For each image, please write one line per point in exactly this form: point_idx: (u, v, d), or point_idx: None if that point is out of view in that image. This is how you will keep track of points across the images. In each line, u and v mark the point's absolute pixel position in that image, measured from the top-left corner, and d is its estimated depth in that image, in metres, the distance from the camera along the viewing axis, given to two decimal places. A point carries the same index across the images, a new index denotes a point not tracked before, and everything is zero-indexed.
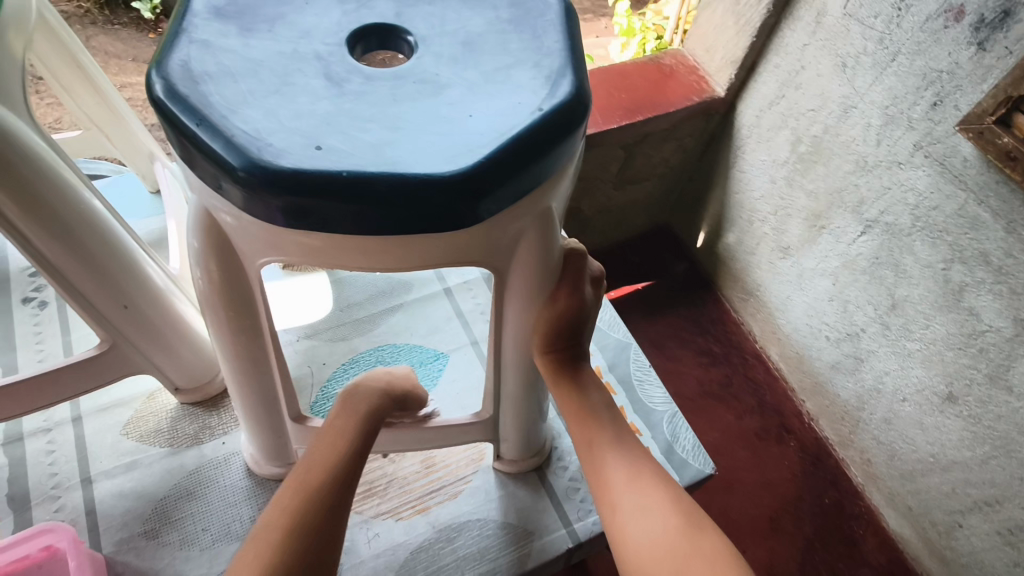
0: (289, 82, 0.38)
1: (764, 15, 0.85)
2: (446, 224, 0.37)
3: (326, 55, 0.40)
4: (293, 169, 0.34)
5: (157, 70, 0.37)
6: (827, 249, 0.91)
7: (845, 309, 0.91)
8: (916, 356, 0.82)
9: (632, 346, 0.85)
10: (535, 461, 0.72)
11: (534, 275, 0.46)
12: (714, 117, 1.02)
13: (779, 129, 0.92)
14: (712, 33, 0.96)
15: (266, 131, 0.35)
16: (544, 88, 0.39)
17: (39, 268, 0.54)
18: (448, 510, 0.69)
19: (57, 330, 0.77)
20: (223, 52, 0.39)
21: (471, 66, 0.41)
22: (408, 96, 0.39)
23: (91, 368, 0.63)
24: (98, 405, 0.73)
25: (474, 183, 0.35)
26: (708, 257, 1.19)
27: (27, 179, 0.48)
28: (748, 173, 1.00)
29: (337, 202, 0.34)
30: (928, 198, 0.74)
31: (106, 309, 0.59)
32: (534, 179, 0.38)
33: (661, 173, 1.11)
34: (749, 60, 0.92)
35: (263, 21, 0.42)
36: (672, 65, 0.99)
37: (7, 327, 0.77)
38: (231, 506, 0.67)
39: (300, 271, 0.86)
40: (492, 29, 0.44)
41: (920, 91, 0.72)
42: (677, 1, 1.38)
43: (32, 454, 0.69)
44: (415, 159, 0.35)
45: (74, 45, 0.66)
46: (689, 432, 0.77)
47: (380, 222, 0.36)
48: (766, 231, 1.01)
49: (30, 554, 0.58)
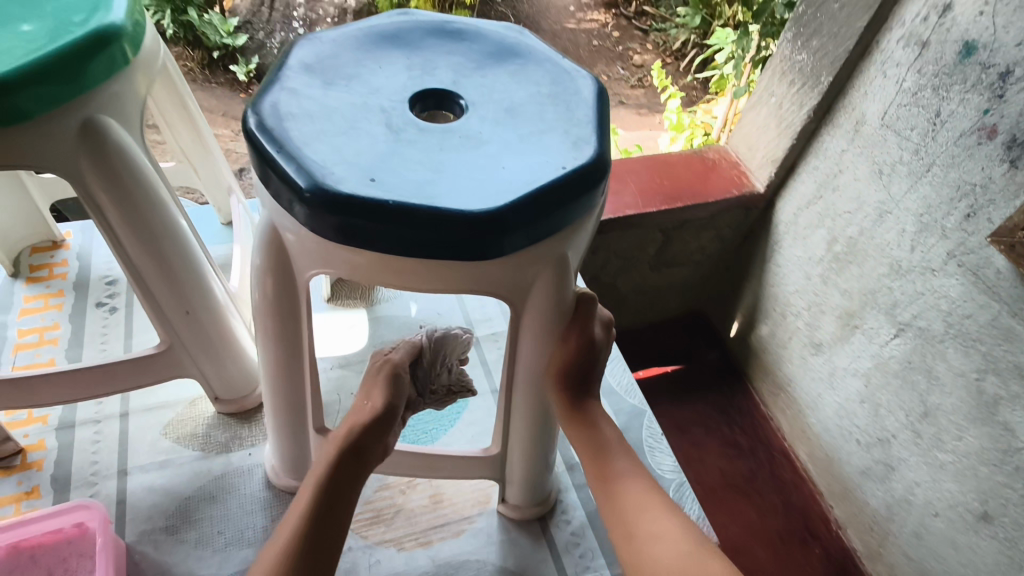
0: (357, 127, 0.46)
1: (804, 120, 0.88)
2: (472, 255, 0.43)
3: (389, 109, 0.48)
4: (348, 194, 0.41)
5: (253, 108, 0.46)
6: (858, 349, 0.86)
7: (876, 412, 0.85)
8: (948, 470, 0.76)
9: (646, 414, 0.86)
10: (538, 509, 0.74)
11: (548, 314, 0.51)
12: (753, 211, 1.03)
13: (815, 228, 0.91)
14: (755, 133, 1.00)
15: (331, 162, 0.43)
16: (569, 151, 0.46)
17: (124, 268, 0.62)
18: (449, 547, 0.71)
19: (121, 333, 0.86)
20: (307, 98, 0.48)
21: (510, 129, 0.48)
22: (452, 147, 0.46)
23: (147, 366, 0.70)
24: (147, 404, 0.80)
25: (498, 222, 0.41)
26: (740, 348, 1.16)
27: (130, 192, 0.57)
28: (783, 268, 0.99)
29: (379, 224, 0.41)
30: (962, 306, 0.71)
31: (170, 313, 0.67)
32: (552, 226, 0.44)
33: (698, 260, 1.13)
34: (788, 160, 0.94)
35: (343, 78, 0.51)
36: (714, 159, 1.04)
37: (79, 325, 0.86)
38: (248, 514, 0.71)
39: (343, 306, 0.93)
40: (533, 101, 0.51)
41: (953, 202, 0.70)
42: (725, 103, 1.49)
43: (79, 442, 0.75)
44: (451, 196, 0.41)
45: (185, 92, 0.76)
46: (695, 504, 0.77)
47: (415, 246, 0.42)
48: (799, 325, 0.98)
49: (65, 527, 0.64)
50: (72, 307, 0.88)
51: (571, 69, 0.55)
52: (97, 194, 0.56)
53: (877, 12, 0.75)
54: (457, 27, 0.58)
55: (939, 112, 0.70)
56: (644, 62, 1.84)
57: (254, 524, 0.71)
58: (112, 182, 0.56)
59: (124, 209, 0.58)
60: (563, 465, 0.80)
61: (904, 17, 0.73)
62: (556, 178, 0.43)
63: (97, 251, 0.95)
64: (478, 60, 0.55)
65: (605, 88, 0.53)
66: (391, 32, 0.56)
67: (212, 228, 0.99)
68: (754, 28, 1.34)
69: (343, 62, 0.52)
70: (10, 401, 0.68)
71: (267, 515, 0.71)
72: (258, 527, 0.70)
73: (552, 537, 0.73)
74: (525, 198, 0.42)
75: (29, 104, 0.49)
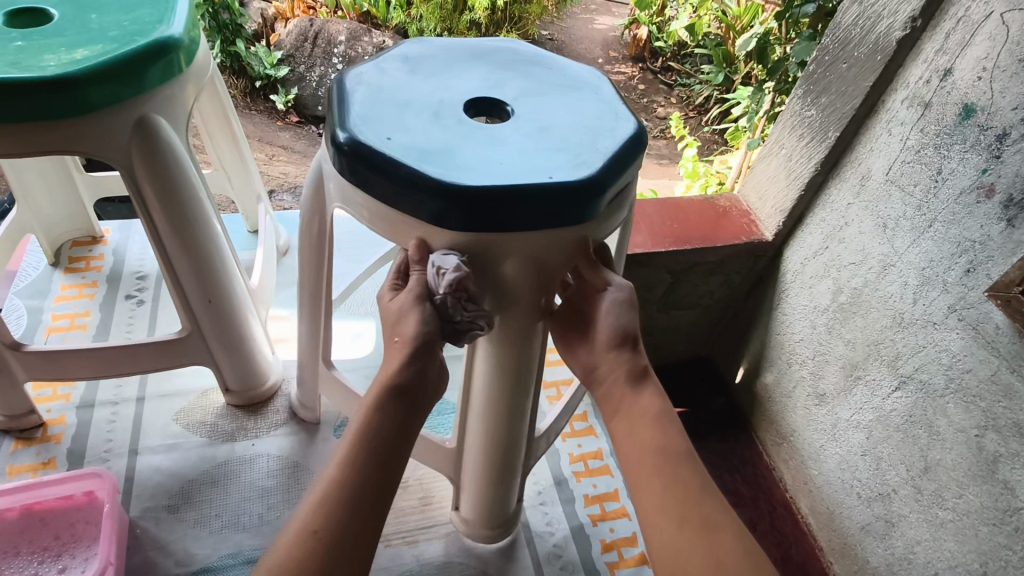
0: (412, 108, 0.57)
1: (812, 172, 0.91)
2: (439, 216, 0.50)
3: (444, 106, 0.58)
4: (361, 138, 0.51)
5: (345, 73, 0.60)
6: (862, 401, 0.88)
7: (878, 466, 0.86)
8: (948, 528, 0.75)
9: None
10: (488, 531, 0.74)
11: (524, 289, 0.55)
12: (762, 259, 1.06)
13: (822, 278, 0.94)
14: (767, 184, 1.03)
15: (366, 119, 0.54)
16: (567, 169, 0.52)
17: (158, 256, 0.68)
18: (433, 548, 0.74)
19: (145, 324, 0.91)
20: (392, 79, 0.61)
21: (533, 138, 0.55)
22: (474, 139, 0.54)
23: (168, 350, 0.75)
24: (162, 390, 0.85)
25: (464, 194, 0.49)
26: (745, 394, 1.17)
27: (174, 186, 0.63)
28: (790, 318, 1.01)
29: (375, 171, 0.51)
30: (961, 360, 0.71)
31: (195, 302, 0.72)
32: (520, 219, 0.50)
33: (706, 304, 1.16)
34: (797, 211, 0.97)
35: (429, 76, 0.62)
36: (725, 206, 1.08)
37: (108, 313, 0.92)
38: (245, 500, 0.76)
39: (353, 315, 0.99)
40: (570, 124, 0.58)
41: (954, 257, 0.71)
42: (740, 154, 1.54)
43: (96, 420, 0.80)
44: (440, 165, 0.50)
45: (228, 104, 0.83)
46: None
47: (397, 194, 0.51)
48: (805, 374, 0.99)
49: (76, 495, 0.68)
50: (103, 297, 0.94)
51: (622, 111, 0.60)
52: (142, 185, 0.62)
53: (882, 74, 0.78)
54: (544, 61, 0.67)
55: (941, 170, 0.72)
56: (666, 114, 1.91)
57: (251, 510, 0.75)
58: (159, 177, 0.62)
59: (165, 202, 0.63)
60: (553, 480, 0.83)
61: (908, 79, 0.76)
62: (534, 183, 0.50)
63: (132, 249, 1.01)
64: (545, 85, 0.64)
65: (644, 137, 0.58)
66: (491, 53, 0.67)
67: (240, 235, 1.06)
68: (770, 85, 1.39)
69: (438, 67, 0.64)
70: (41, 372, 0.73)
71: (263, 502, 0.76)
72: (254, 513, 0.75)
73: (537, 550, 0.75)
74: (502, 190, 0.49)
75: (95, 98, 0.56)
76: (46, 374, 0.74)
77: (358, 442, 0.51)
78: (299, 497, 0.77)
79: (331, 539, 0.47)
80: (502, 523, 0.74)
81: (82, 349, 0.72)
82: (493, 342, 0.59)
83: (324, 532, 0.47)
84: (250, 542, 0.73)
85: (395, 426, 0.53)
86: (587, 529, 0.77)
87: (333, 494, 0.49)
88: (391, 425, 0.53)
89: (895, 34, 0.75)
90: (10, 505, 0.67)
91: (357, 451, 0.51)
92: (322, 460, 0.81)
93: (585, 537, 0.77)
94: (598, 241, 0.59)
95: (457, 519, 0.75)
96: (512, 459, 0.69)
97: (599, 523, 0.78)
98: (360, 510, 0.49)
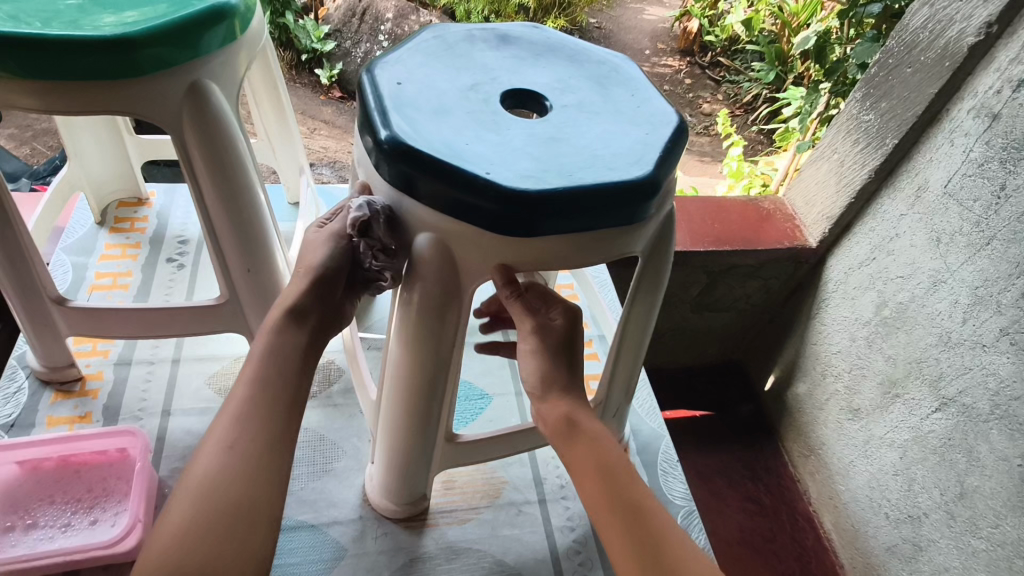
0: (455, 77, 0.58)
1: (866, 179, 0.87)
2: (380, 163, 0.52)
3: (480, 89, 0.57)
4: (375, 78, 0.55)
5: (432, 30, 0.64)
6: (898, 420, 0.84)
7: (909, 487, 0.83)
8: (981, 557, 0.72)
9: (664, 438, 0.87)
10: (395, 506, 0.74)
11: (429, 276, 0.52)
12: (803, 266, 1.03)
13: (866, 290, 0.90)
14: (814, 188, 1.00)
15: (402, 67, 0.58)
16: (511, 175, 0.48)
17: (202, 221, 0.68)
18: (453, 533, 0.75)
19: (184, 288, 0.93)
20: (467, 48, 0.62)
21: (526, 139, 0.53)
22: (474, 120, 0.54)
23: (208, 314, 0.76)
24: (197, 354, 0.86)
25: (392, 149, 0.50)
26: (774, 403, 1.15)
27: (221, 153, 0.63)
28: (829, 327, 0.98)
29: (363, 105, 0.54)
30: (1010, 386, 0.68)
31: (235, 270, 0.72)
32: (442, 200, 0.49)
33: (741, 308, 1.14)
34: (845, 219, 0.94)
35: (500, 61, 0.62)
36: (769, 209, 1.05)
37: (149, 275, 0.93)
38: None
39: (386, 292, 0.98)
40: (585, 138, 0.54)
41: (1011, 278, 0.68)
42: (788, 155, 1.49)
43: (133, 379, 0.82)
44: (406, 119, 0.52)
45: (277, 75, 0.83)
46: (702, 533, 0.76)
47: (366, 129, 0.54)
48: (839, 387, 0.96)
49: (109, 450, 0.70)
50: (145, 258, 0.95)
51: (651, 158, 0.52)
52: (190, 150, 0.62)
53: (949, 82, 0.74)
54: (627, 76, 0.62)
55: (1005, 185, 0.69)
56: (712, 110, 1.86)
57: None
58: (207, 142, 0.62)
59: (212, 167, 0.63)
60: None
61: (977, 88, 0.72)
62: (467, 170, 0.48)
63: (175, 213, 1.03)
64: (602, 94, 0.60)
65: (635, 188, 0.50)
66: (577, 53, 0.65)
67: (281, 205, 1.06)
68: (826, 84, 1.33)
69: (517, 57, 0.63)
70: (84, 328, 0.75)
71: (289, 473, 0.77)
72: None
73: (556, 544, 0.76)
74: (433, 164, 0.48)
75: (147, 61, 0.56)
76: (86, 330, 0.75)
77: (251, 365, 0.53)
78: (324, 471, 0.78)
79: (250, 446, 0.48)
80: (415, 505, 0.75)
81: (122, 309, 0.74)
82: (406, 334, 0.56)
83: (241, 444, 0.48)
84: None
85: (293, 344, 0.55)
86: None
87: (229, 410, 0.50)
88: (288, 345, 0.55)
89: (967, 40, 0.71)
90: (44, 457, 0.69)
91: (252, 372, 0.52)
92: (347, 436, 0.81)
93: None
94: (545, 269, 0.53)
95: (370, 486, 0.76)
96: (420, 453, 0.67)
97: None
98: (265, 410, 0.50)
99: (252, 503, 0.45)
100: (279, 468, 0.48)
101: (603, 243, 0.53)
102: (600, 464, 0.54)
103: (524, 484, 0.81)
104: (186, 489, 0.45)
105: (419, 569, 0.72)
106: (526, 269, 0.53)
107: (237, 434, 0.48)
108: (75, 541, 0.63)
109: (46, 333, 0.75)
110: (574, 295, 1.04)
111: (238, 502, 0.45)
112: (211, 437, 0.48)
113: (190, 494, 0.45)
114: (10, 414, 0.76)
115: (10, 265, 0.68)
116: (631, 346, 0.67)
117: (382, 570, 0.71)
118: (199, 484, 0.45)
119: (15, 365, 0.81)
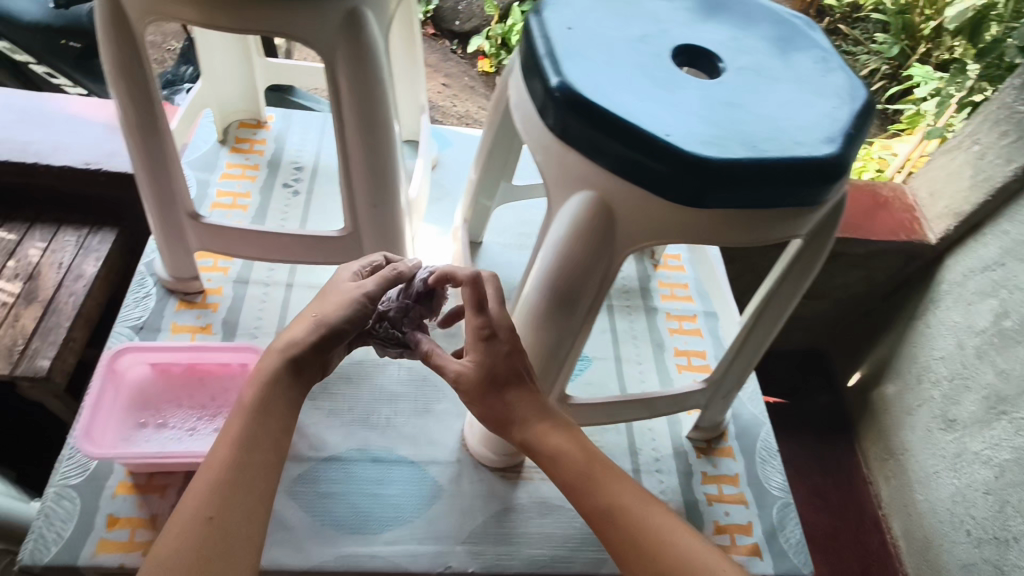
0: (624, 23, 0.55)
1: (1010, 177, 0.84)
2: (544, 112, 0.50)
3: (652, 39, 0.54)
4: (545, 20, 0.53)
5: None
6: (1001, 437, 0.79)
7: (1001, 509, 0.77)
8: None
9: (765, 426, 0.85)
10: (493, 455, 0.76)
11: (575, 239, 0.50)
12: (915, 262, 0.99)
13: (986, 296, 0.85)
14: (942, 180, 0.97)
15: (570, 8, 0.54)
16: (692, 140, 0.46)
17: (339, 151, 0.68)
18: (546, 489, 0.76)
19: (299, 215, 0.94)
20: None
21: (705, 101, 0.49)
22: (647, 75, 0.50)
23: (330, 245, 0.77)
24: (309, 281, 0.88)
25: (564, 99, 0.47)
26: (856, 399, 1.11)
27: (369, 86, 0.62)
28: (934, 329, 0.93)
29: (529, 47, 0.52)
30: None
31: (361, 205, 0.72)
32: (608, 158, 0.47)
33: (841, 296, 1.10)
34: (974, 218, 0.91)
35: (669, 10, 0.57)
36: (887, 195, 1.02)
37: (267, 198, 0.95)
38: (376, 402, 0.79)
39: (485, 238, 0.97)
40: (766, 105, 0.50)
41: None
42: (910, 141, 1.39)
43: (251, 297, 0.85)
44: (578, 67, 0.49)
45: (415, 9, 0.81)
46: (797, 527, 0.77)
47: (529, 72, 0.52)
48: (934, 395, 0.91)
49: (233, 363, 0.72)
50: (263, 181, 0.97)
51: (840, 133, 0.48)
52: (341, 78, 0.61)
53: None
54: (808, 39, 0.57)
55: None
56: None
57: (379, 412, 0.78)
58: (360, 72, 0.61)
59: (361, 98, 0.63)
60: (671, 448, 0.82)
61: None
62: (644, 131, 0.45)
63: (292, 138, 1.04)
64: (781, 57, 0.55)
65: (824, 167, 0.46)
66: (752, 9, 0.59)
67: None
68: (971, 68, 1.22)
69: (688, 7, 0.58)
70: (215, 246, 0.77)
71: (393, 408, 0.79)
72: (382, 415, 0.78)
73: None
74: (607, 119, 0.46)
75: None
76: (216, 247, 0.78)
77: (241, 408, 0.52)
78: (426, 411, 0.80)
79: (227, 518, 0.47)
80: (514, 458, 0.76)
81: (253, 230, 0.75)
82: (535, 297, 0.54)
83: (221, 518, 0.47)
84: (375, 442, 0.76)
85: (286, 394, 0.53)
86: (701, 506, 0.78)
87: (223, 447, 0.50)
88: (282, 389, 0.53)
89: None
90: (176, 361, 0.72)
91: (247, 414, 0.51)
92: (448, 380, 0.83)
93: (698, 513, 0.77)
94: (704, 241, 0.51)
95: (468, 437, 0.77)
96: None
97: (713, 503, 0.78)
98: (249, 466, 0.50)
99: (228, 557, 0.46)
100: (256, 525, 0.48)
101: (775, 222, 0.50)
102: (542, 454, 0.55)
103: (619, 452, 0.80)
104: (173, 534, 0.46)
105: (512, 519, 0.74)
106: (676, 237, 0.49)
107: (218, 485, 0.48)
108: (198, 446, 0.67)
109: (176, 245, 0.78)
110: (682, 266, 1.00)
111: (217, 557, 0.46)
112: (200, 484, 0.48)
113: (178, 541, 0.46)
114: (139, 317, 0.80)
115: (154, 177, 0.70)
116: (765, 328, 0.64)
117: (476, 515, 0.73)
118: (181, 532, 0.46)
119: (145, 272, 0.85)
